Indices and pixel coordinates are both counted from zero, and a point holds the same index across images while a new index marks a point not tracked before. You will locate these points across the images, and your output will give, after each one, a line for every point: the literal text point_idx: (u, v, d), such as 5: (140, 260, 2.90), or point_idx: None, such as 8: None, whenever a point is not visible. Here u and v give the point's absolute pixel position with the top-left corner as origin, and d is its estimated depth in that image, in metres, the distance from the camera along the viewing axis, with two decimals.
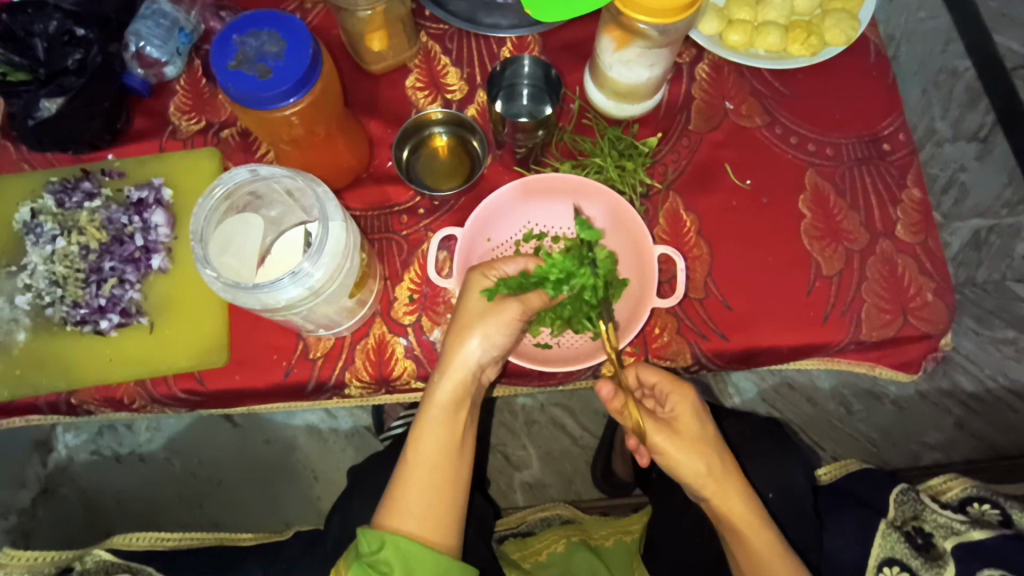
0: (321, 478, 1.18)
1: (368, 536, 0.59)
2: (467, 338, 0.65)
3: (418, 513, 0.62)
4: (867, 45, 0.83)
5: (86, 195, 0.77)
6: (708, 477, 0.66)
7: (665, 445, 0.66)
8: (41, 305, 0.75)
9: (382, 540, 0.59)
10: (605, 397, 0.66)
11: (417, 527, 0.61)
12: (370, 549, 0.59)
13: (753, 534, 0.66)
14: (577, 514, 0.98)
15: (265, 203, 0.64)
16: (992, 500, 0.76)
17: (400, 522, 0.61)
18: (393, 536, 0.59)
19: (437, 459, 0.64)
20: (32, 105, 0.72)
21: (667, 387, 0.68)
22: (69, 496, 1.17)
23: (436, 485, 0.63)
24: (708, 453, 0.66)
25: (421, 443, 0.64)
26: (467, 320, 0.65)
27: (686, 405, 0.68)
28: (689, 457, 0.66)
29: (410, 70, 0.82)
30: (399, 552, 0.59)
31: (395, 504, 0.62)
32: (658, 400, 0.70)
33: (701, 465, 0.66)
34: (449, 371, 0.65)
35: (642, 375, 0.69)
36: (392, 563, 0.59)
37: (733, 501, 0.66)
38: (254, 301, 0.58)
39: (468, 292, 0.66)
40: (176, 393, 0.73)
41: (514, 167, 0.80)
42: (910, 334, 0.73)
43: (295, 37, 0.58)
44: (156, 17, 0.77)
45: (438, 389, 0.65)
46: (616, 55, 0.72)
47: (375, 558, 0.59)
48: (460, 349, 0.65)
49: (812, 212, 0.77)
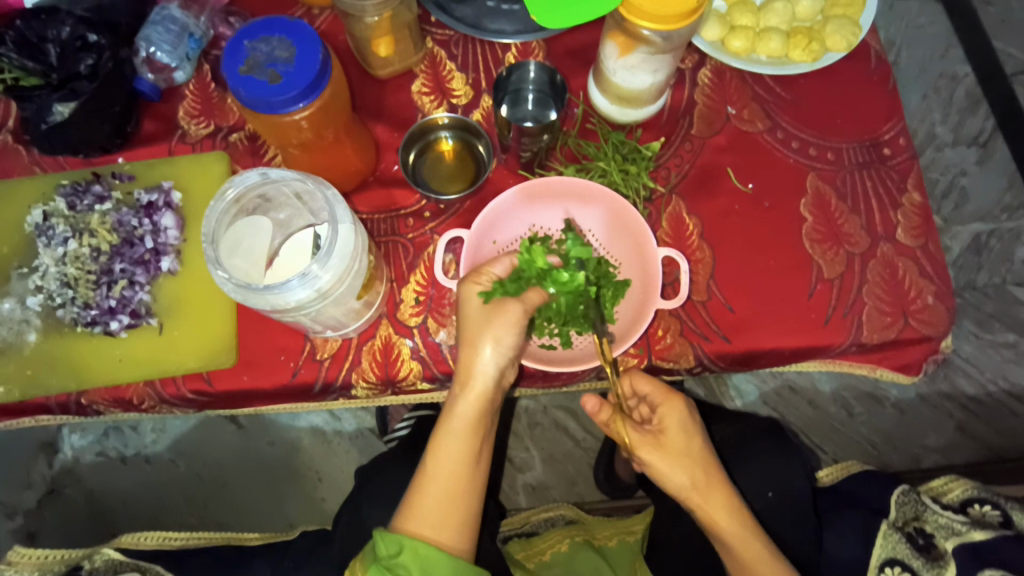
0: (325, 480, 1.18)
1: (386, 539, 0.60)
2: (480, 348, 0.65)
3: (434, 520, 0.62)
4: (868, 51, 0.84)
5: (97, 198, 0.78)
6: (692, 489, 0.67)
7: (652, 459, 0.68)
8: (53, 306, 0.76)
9: (402, 544, 0.59)
10: (590, 410, 0.72)
11: (433, 532, 0.62)
12: (388, 552, 0.59)
13: (738, 542, 0.67)
14: (580, 514, 0.99)
15: (275, 206, 0.65)
16: (993, 501, 0.77)
17: (416, 526, 0.62)
18: (411, 541, 0.60)
19: (456, 463, 0.65)
20: (45, 110, 0.73)
21: (658, 399, 0.70)
22: (75, 497, 1.18)
23: (453, 487, 0.64)
24: (694, 467, 0.68)
25: (439, 446, 0.65)
26: (474, 330, 0.65)
27: (674, 416, 0.69)
28: (672, 468, 0.67)
29: (417, 75, 0.83)
30: (416, 556, 0.60)
31: (412, 510, 0.63)
32: (648, 411, 0.72)
33: (685, 480, 0.67)
34: (465, 377, 0.66)
35: (636, 385, 0.71)
36: (411, 566, 0.59)
37: (718, 511, 0.68)
38: (264, 302, 0.58)
39: (466, 301, 0.66)
40: (185, 394, 0.74)
41: (519, 171, 0.81)
42: (911, 336, 0.74)
43: (305, 42, 0.59)
44: (167, 23, 0.78)
45: (459, 399, 0.66)
46: (619, 61, 0.73)
47: (394, 562, 0.59)
48: (475, 360, 0.65)
49: (814, 216, 0.78)
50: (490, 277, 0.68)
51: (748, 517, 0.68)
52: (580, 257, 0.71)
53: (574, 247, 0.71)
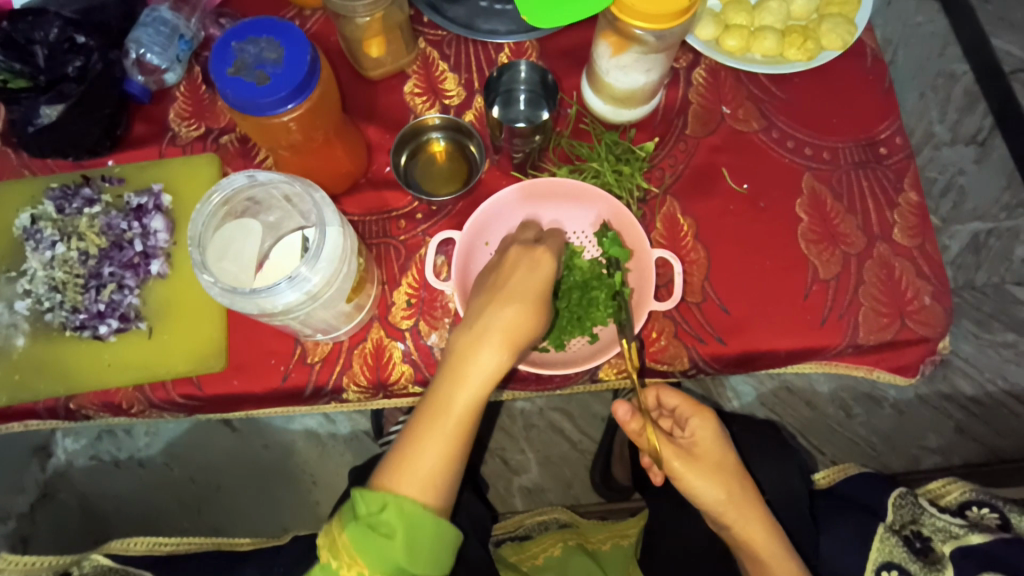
0: (320, 483, 1.18)
1: (367, 498, 0.56)
2: (536, 317, 0.61)
3: (426, 480, 0.57)
4: (864, 49, 0.84)
5: (86, 201, 0.78)
6: (727, 503, 0.66)
7: (684, 472, 0.66)
8: (41, 310, 0.75)
9: (385, 501, 0.55)
10: (621, 418, 0.67)
11: (421, 494, 0.57)
12: (369, 509, 0.55)
13: (773, 560, 0.66)
14: (574, 517, 0.98)
15: (264, 209, 0.64)
16: (991, 503, 0.76)
17: (406, 486, 0.57)
18: (397, 498, 0.56)
19: (462, 426, 0.59)
20: (32, 112, 0.73)
21: (688, 412, 0.69)
22: (68, 501, 1.17)
23: (455, 454, 0.59)
24: (727, 481, 0.66)
25: (452, 402, 0.59)
26: (535, 295, 0.61)
27: (708, 430, 0.68)
28: (706, 481, 0.66)
29: (409, 75, 0.83)
30: (400, 513, 0.55)
31: (401, 468, 0.58)
32: (678, 422, 0.70)
33: (720, 493, 0.66)
34: (505, 339, 0.59)
35: (663, 397, 0.70)
36: (393, 525, 0.55)
37: (754, 528, 0.67)
38: (252, 305, 0.57)
39: (534, 267, 0.62)
40: (175, 398, 0.73)
41: (511, 171, 0.80)
42: (908, 337, 0.74)
43: (293, 44, 0.59)
44: (158, 24, 0.78)
45: (486, 354, 0.59)
46: (612, 60, 0.73)
47: (375, 519, 0.55)
48: (524, 326, 0.60)
49: (809, 216, 0.78)
50: (556, 264, 0.64)
51: (780, 534, 0.68)
52: (616, 257, 0.72)
53: (609, 246, 0.72)
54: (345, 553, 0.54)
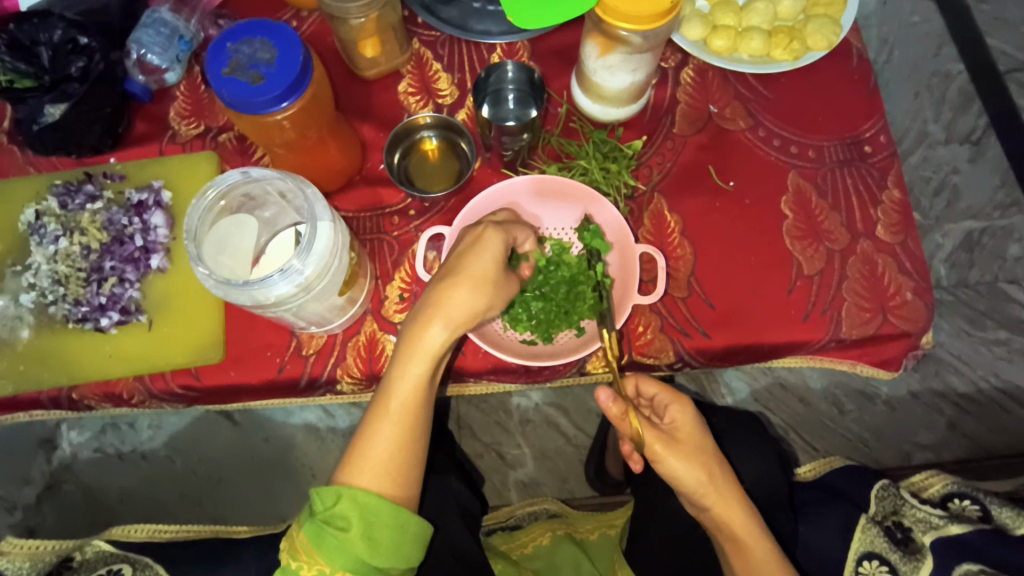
0: (319, 476, 1.20)
1: (322, 494, 0.58)
2: (470, 295, 0.61)
3: (379, 467, 0.60)
4: (850, 49, 0.85)
5: (88, 197, 0.80)
6: (709, 485, 0.68)
7: (666, 456, 0.67)
8: (45, 303, 0.77)
9: (339, 494, 0.58)
10: (604, 404, 0.67)
11: (374, 483, 0.60)
12: (325, 505, 0.58)
13: (755, 544, 0.68)
14: (564, 509, 1.02)
15: (259, 205, 0.66)
16: (972, 495, 0.78)
17: (358, 475, 0.60)
18: (350, 490, 0.58)
19: (406, 408, 0.62)
20: (37, 111, 0.75)
21: (667, 399, 0.71)
22: (73, 492, 1.20)
23: (402, 436, 0.62)
24: (708, 463, 0.68)
25: (395, 386, 0.61)
26: (469, 273, 0.61)
27: (687, 416, 0.70)
28: (686, 465, 0.67)
29: (403, 75, 0.85)
30: (356, 505, 0.58)
31: (357, 457, 0.61)
32: (657, 410, 0.72)
33: (701, 475, 0.67)
34: (441, 320, 0.60)
35: (642, 387, 0.72)
36: (350, 517, 0.57)
37: (734, 514, 0.68)
38: (245, 297, 0.59)
39: (469, 250, 0.62)
40: (173, 389, 0.76)
41: (502, 169, 0.82)
42: (890, 332, 0.75)
43: (286, 43, 0.61)
44: (158, 26, 0.80)
45: (424, 337, 0.61)
46: (599, 61, 0.74)
47: (331, 514, 0.58)
48: (456, 305, 0.60)
49: (794, 213, 0.79)
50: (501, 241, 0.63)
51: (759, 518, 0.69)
52: (598, 249, 0.75)
53: (592, 239, 0.75)
54: (304, 553, 0.57)
